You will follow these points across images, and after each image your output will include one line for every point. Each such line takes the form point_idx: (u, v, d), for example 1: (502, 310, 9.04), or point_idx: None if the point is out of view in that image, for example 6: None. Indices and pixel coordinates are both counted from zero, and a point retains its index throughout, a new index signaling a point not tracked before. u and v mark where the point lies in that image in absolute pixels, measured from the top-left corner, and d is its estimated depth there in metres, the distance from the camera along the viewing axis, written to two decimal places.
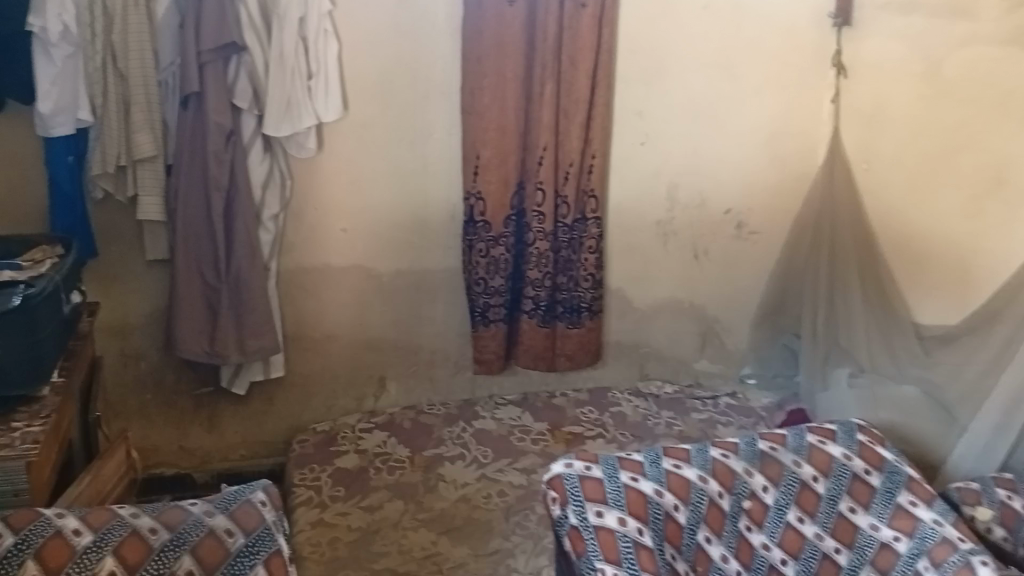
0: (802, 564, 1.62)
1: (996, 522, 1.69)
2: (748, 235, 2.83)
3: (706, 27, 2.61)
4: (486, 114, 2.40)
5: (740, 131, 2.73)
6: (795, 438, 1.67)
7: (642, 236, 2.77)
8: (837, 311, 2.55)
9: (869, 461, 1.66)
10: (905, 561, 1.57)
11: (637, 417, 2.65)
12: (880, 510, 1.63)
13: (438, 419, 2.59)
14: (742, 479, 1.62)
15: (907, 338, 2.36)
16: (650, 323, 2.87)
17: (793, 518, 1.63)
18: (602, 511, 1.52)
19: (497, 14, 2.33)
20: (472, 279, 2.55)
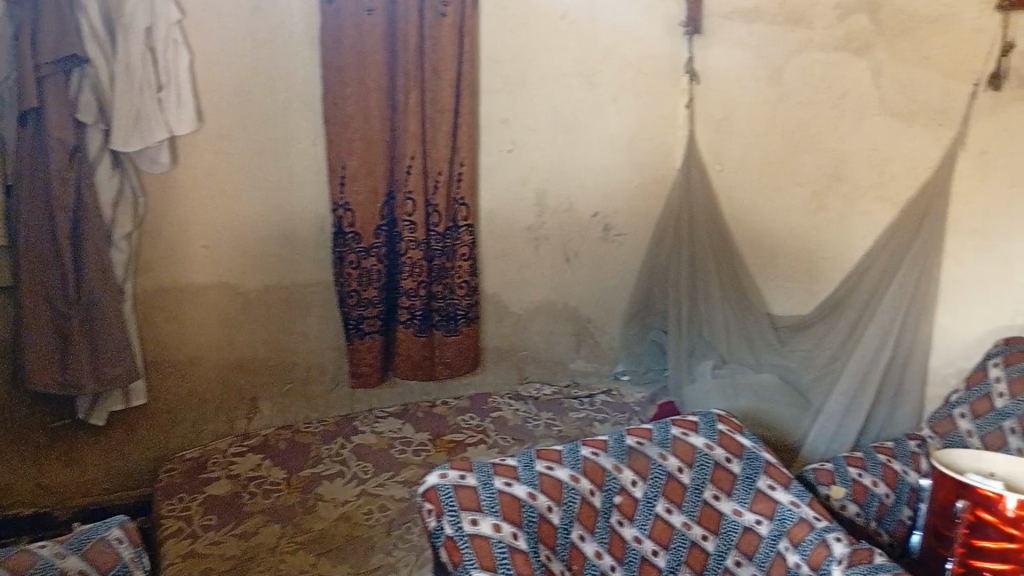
0: (672, 553, 1.68)
1: (849, 499, 1.78)
2: (615, 236, 2.93)
3: (565, 36, 2.68)
4: (350, 125, 2.36)
5: (603, 137, 2.82)
6: (660, 431, 1.73)
7: (514, 241, 2.80)
8: (699, 309, 2.64)
9: (729, 449, 1.73)
10: (767, 542, 1.65)
11: (517, 420, 2.67)
12: (742, 496, 1.70)
13: (315, 437, 2.54)
14: (612, 475, 1.66)
15: (762, 328, 2.50)
16: (527, 326, 2.91)
17: (662, 509, 1.68)
18: (477, 519, 1.52)
19: (357, 23, 2.29)
20: (345, 292, 2.50)
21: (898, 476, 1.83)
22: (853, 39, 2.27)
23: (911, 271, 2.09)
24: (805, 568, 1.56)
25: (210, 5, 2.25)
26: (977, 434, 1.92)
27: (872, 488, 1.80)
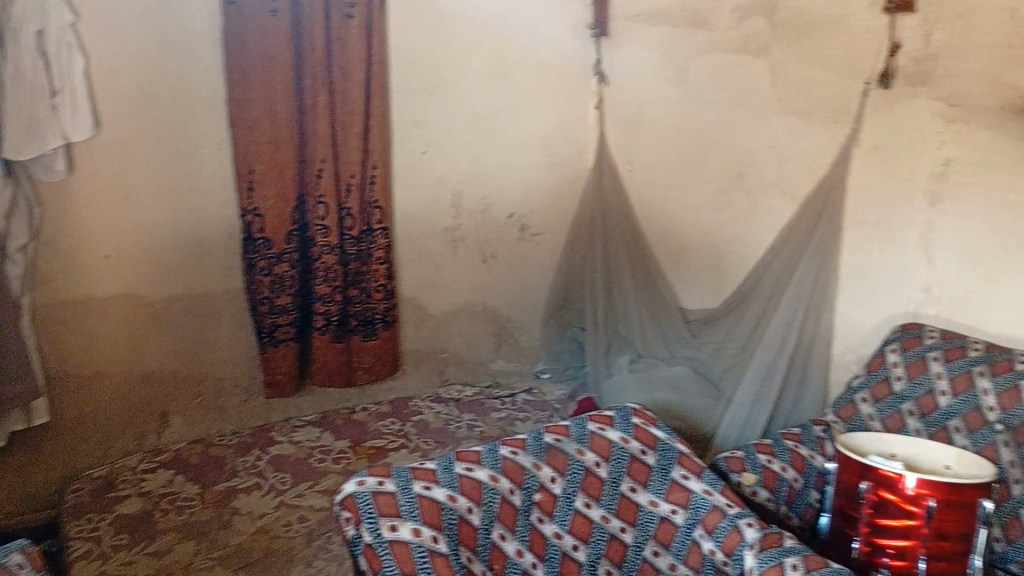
0: (592, 547, 1.70)
1: (759, 485, 1.82)
2: (532, 237, 2.96)
3: (475, 38, 2.69)
4: (257, 127, 2.29)
5: (517, 137, 2.84)
6: (577, 427, 1.74)
7: (431, 243, 2.79)
8: (615, 307, 2.68)
9: (644, 441, 1.76)
10: (683, 531, 1.68)
11: (439, 423, 2.65)
12: (658, 486, 1.73)
13: (230, 450, 2.47)
14: (531, 472, 1.67)
15: (674, 322, 2.58)
16: (446, 328, 2.90)
17: (580, 504, 1.70)
18: (396, 525, 1.50)
19: (261, 25, 2.24)
20: (257, 300, 2.43)
21: (805, 461, 1.91)
22: (751, 41, 2.43)
23: (811, 267, 2.20)
24: (719, 554, 1.61)
25: (106, 7, 2.16)
26: (878, 418, 2.01)
27: (781, 473, 1.86)
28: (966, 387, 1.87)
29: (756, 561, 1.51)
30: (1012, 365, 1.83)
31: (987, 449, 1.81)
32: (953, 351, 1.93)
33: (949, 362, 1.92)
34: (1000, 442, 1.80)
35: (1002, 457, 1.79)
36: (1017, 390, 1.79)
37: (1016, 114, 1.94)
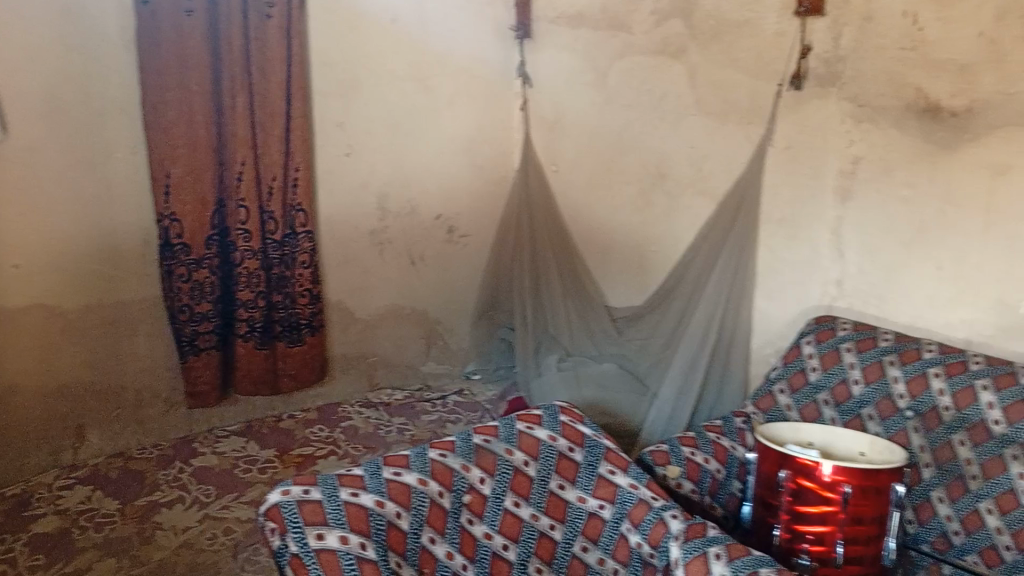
0: (522, 546, 1.69)
1: (684, 477, 1.86)
2: (459, 238, 2.96)
3: (396, 41, 2.68)
4: (173, 130, 2.22)
5: (440, 139, 2.84)
6: (506, 427, 1.75)
7: (357, 246, 2.75)
8: (543, 307, 2.70)
9: (571, 439, 1.77)
10: (611, 525, 1.70)
11: (369, 428, 2.62)
12: (586, 482, 1.74)
13: (152, 463, 2.40)
14: (460, 474, 1.66)
15: (601, 318, 2.60)
16: (374, 332, 2.86)
17: (510, 503, 1.69)
18: (323, 533, 1.46)
19: (175, 26, 2.17)
20: (176, 308, 2.35)
21: (727, 452, 1.96)
22: (670, 43, 2.48)
23: (730, 262, 2.29)
24: (646, 547, 1.62)
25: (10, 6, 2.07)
26: (796, 408, 2.07)
27: (704, 465, 1.90)
28: (877, 376, 1.95)
29: (682, 552, 1.51)
30: (920, 354, 1.91)
31: (899, 434, 1.89)
32: (864, 342, 2.01)
33: (861, 353, 2.00)
34: (910, 427, 1.88)
35: (912, 442, 1.87)
36: (925, 378, 1.88)
37: (918, 114, 2.04)
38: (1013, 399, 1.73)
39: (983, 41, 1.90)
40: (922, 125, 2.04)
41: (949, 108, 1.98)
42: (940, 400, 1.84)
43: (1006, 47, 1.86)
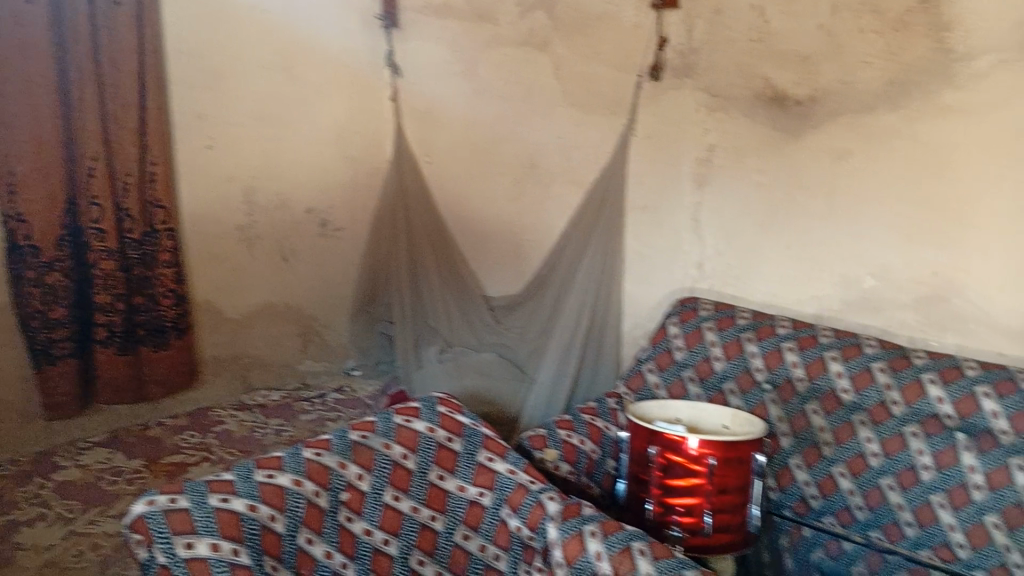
0: (403, 539, 1.66)
1: (561, 459, 1.90)
2: (333, 231, 2.91)
3: (259, 29, 2.60)
4: (15, 125, 2.06)
5: (309, 131, 2.79)
6: (383, 422, 1.70)
7: (224, 242, 2.64)
8: (422, 300, 2.66)
9: (449, 429, 1.74)
10: (491, 512, 1.68)
11: (243, 431, 2.52)
12: (465, 471, 1.72)
13: (7, 482, 2.20)
14: (337, 472, 1.60)
15: (479, 309, 2.63)
16: (247, 332, 2.77)
17: (389, 498, 1.66)
18: (192, 542, 1.39)
19: (14, 12, 2.02)
20: (26, 314, 2.19)
21: (601, 433, 2.02)
22: (535, 35, 2.59)
23: (601, 243, 2.38)
24: (525, 531, 1.61)
25: None
26: (664, 386, 2.17)
27: (580, 446, 1.95)
28: (737, 352, 2.06)
29: (559, 532, 1.53)
30: (774, 330, 2.03)
31: (759, 407, 1.99)
32: (724, 321, 2.13)
33: (721, 331, 2.11)
34: (768, 400, 1.98)
35: (771, 414, 1.97)
36: (779, 352, 1.99)
37: (766, 103, 2.19)
38: (859, 368, 1.86)
39: (823, 33, 2.04)
40: (770, 113, 2.18)
41: (795, 97, 2.12)
42: (793, 372, 1.96)
43: (843, 39, 2.00)
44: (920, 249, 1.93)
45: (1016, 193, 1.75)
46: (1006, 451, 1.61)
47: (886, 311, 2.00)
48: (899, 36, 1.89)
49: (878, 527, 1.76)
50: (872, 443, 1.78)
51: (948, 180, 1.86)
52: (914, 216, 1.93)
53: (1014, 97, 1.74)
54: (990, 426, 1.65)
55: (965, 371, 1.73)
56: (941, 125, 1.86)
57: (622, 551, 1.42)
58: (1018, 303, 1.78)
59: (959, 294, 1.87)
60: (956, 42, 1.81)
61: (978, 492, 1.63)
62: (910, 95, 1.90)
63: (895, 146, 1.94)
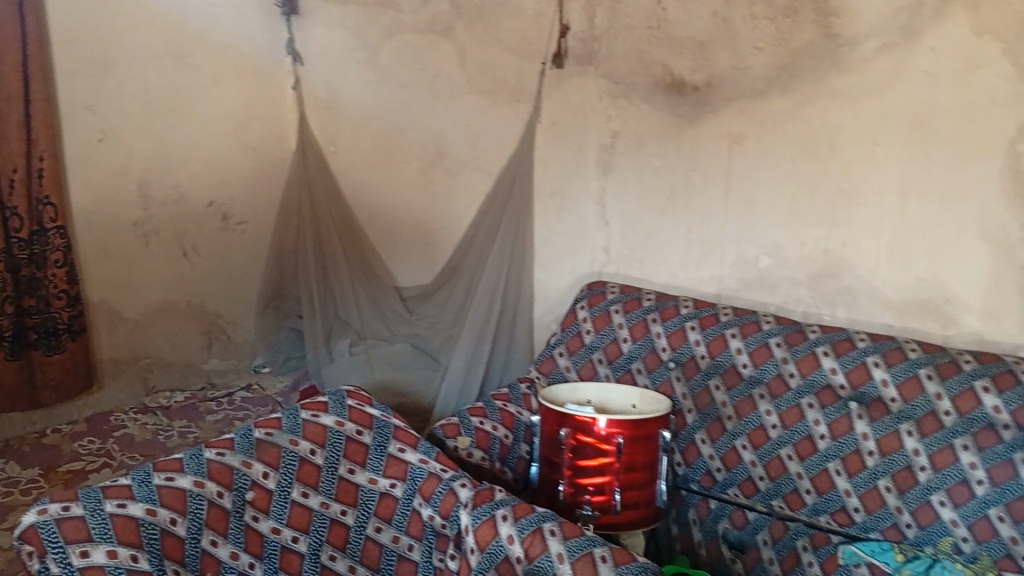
0: (313, 536, 1.64)
1: (474, 446, 1.89)
2: (236, 225, 2.83)
3: (149, 16, 2.49)
4: None
5: (207, 121, 2.70)
6: (289, 418, 1.66)
7: (119, 239, 2.53)
8: (332, 291, 2.63)
9: (358, 422, 1.72)
10: (404, 502, 1.67)
11: (146, 435, 2.41)
12: (376, 464, 1.70)
13: None
14: (241, 472, 1.56)
15: (390, 299, 2.60)
16: (146, 329, 2.66)
17: (297, 495, 1.63)
18: (87, 550, 1.33)
19: None
20: None
21: (513, 418, 2.03)
22: (437, 22, 2.57)
23: (510, 231, 2.40)
24: (438, 519, 1.61)
25: None
26: (574, 368, 2.21)
27: (493, 432, 1.96)
28: (643, 333, 2.12)
29: (471, 518, 1.53)
30: (677, 310, 2.09)
31: (664, 385, 2.05)
32: (630, 303, 2.18)
33: (627, 313, 2.17)
34: (673, 377, 2.04)
35: (676, 391, 2.03)
36: (683, 331, 2.05)
37: (664, 89, 2.24)
38: (757, 343, 1.92)
39: (718, 20, 2.10)
40: (669, 99, 2.23)
41: (692, 83, 2.18)
42: (696, 350, 2.01)
43: (737, 26, 2.06)
44: (812, 228, 2.01)
45: (901, 172, 1.85)
46: (896, 417, 1.68)
47: (781, 288, 2.09)
48: (789, 23, 1.96)
49: (779, 496, 1.82)
50: (772, 416, 1.85)
51: (836, 160, 1.94)
52: (806, 196, 2.01)
53: (896, 79, 1.82)
54: (880, 394, 1.73)
55: (856, 343, 1.80)
56: (830, 107, 1.94)
57: (533, 533, 1.43)
58: (903, 277, 1.88)
59: (850, 271, 1.96)
60: (843, 28, 1.88)
61: (871, 457, 1.69)
62: (801, 79, 1.97)
63: (787, 130, 2.02)
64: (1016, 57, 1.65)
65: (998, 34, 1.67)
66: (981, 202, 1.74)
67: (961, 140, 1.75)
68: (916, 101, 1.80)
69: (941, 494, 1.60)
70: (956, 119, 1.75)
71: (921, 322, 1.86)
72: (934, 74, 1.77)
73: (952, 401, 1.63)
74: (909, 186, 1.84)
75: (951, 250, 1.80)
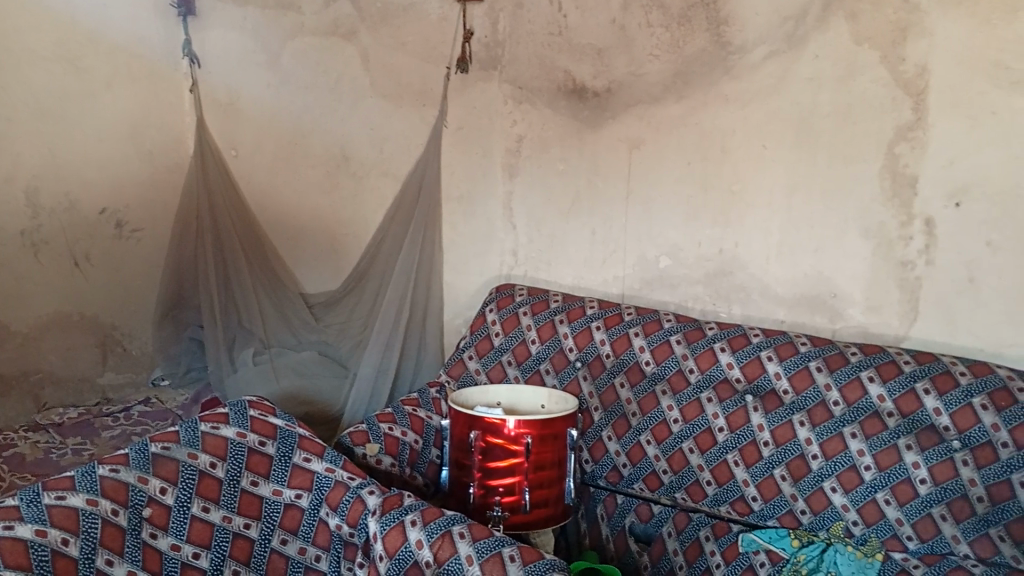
0: (214, 551, 1.59)
1: (383, 452, 1.87)
2: (130, 233, 2.71)
3: (35, 17, 2.37)
4: None
5: (99, 125, 2.59)
6: (188, 431, 1.60)
7: (5, 249, 2.40)
8: (235, 299, 2.53)
9: (261, 432, 1.69)
10: (310, 513, 1.66)
11: (37, 454, 2.25)
12: (280, 475, 1.68)
13: None
14: (137, 488, 1.50)
15: (296, 305, 2.56)
16: (36, 344, 2.52)
17: (198, 510, 1.57)
18: None
19: None
20: None
21: (423, 423, 2.03)
22: (340, 25, 2.58)
23: (417, 237, 2.43)
24: (346, 528, 1.59)
25: None
26: (483, 371, 2.23)
27: (402, 438, 1.95)
28: (551, 334, 2.16)
29: (379, 525, 1.51)
30: (583, 311, 2.15)
31: (572, 384, 2.10)
32: (538, 305, 2.23)
33: (535, 314, 2.21)
34: (580, 376, 2.09)
35: (583, 390, 2.08)
36: (588, 331, 2.11)
37: (567, 95, 2.32)
38: (659, 341, 1.99)
39: (615, 27, 2.19)
40: (571, 105, 2.31)
41: (592, 88, 2.26)
42: (602, 349, 2.07)
43: (633, 33, 2.16)
44: (707, 228, 2.09)
45: (788, 173, 1.94)
46: (789, 408, 1.76)
47: (681, 287, 2.16)
48: (683, 30, 2.06)
49: (682, 488, 1.87)
50: (673, 410, 1.91)
51: (729, 162, 2.03)
52: (700, 197, 2.09)
53: (782, 85, 1.91)
54: (773, 386, 1.80)
55: (751, 338, 1.87)
56: (721, 113, 2.02)
57: (442, 537, 1.44)
58: (792, 274, 1.96)
59: (743, 269, 2.04)
60: (733, 35, 1.98)
61: (767, 448, 1.77)
62: (694, 85, 2.06)
63: (681, 134, 2.10)
64: (891, 63, 1.75)
65: (874, 42, 1.77)
66: (863, 203, 1.83)
67: (843, 144, 1.85)
68: (800, 106, 1.90)
69: (833, 480, 1.68)
70: (839, 122, 1.85)
71: (810, 316, 1.95)
72: (817, 79, 1.86)
73: (840, 392, 1.71)
74: (795, 186, 1.93)
75: (835, 246, 1.89)
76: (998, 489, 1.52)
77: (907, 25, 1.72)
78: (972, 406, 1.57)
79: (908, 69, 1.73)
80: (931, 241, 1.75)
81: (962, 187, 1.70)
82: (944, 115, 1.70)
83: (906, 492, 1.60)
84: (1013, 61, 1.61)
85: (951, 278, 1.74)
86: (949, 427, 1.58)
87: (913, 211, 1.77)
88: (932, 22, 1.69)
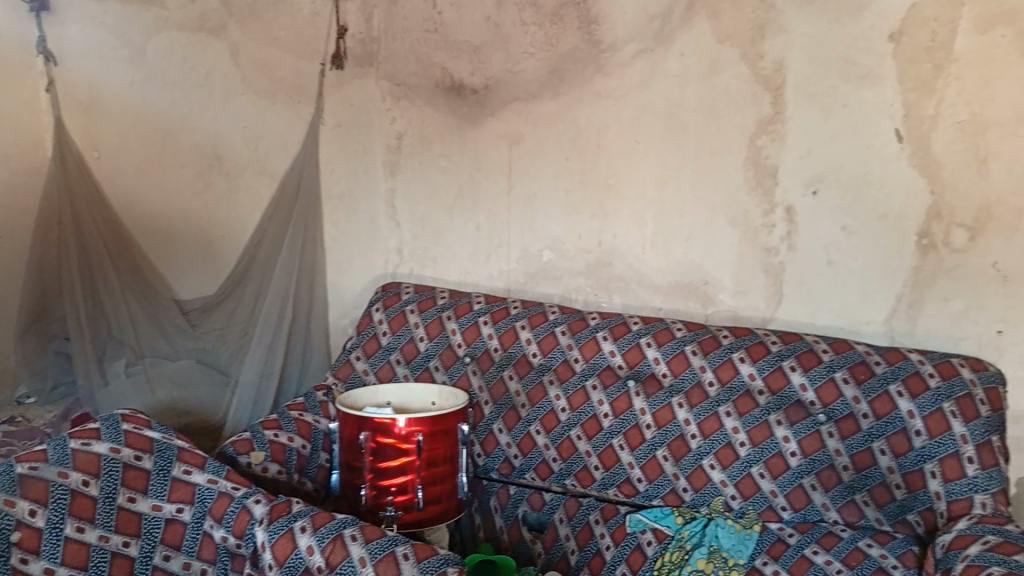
0: (92, 572, 1.50)
1: (269, 459, 1.83)
2: None
3: None
4: None
5: None
6: (56, 449, 1.52)
7: None
8: (103, 306, 2.32)
9: (136, 446, 1.61)
10: (193, 527, 1.61)
11: None
12: (159, 489, 1.60)
13: None
14: (3, 512, 1.41)
15: (170, 313, 2.42)
16: None
17: (72, 530, 1.48)
18: None
19: None
20: None
21: (311, 427, 2.00)
22: (207, 20, 2.44)
23: (298, 233, 2.43)
24: (232, 539, 1.56)
25: None
26: (372, 371, 2.21)
27: (289, 444, 1.91)
28: (438, 330, 2.17)
29: (267, 535, 1.48)
30: (470, 306, 2.16)
31: (461, 379, 2.10)
32: (425, 302, 2.23)
33: (422, 312, 2.21)
34: (469, 371, 2.10)
35: (473, 385, 2.08)
36: (476, 326, 2.12)
37: (445, 91, 2.35)
38: (545, 332, 2.03)
39: (490, 24, 2.22)
40: (450, 102, 2.34)
41: (471, 85, 2.29)
42: (489, 344, 2.09)
43: (508, 31, 2.19)
44: (585, 221, 2.15)
45: (659, 166, 2.02)
46: (668, 391, 1.83)
47: (563, 278, 2.20)
48: (556, 28, 2.10)
49: (571, 474, 1.91)
50: (561, 399, 1.95)
51: (604, 157, 2.09)
52: (579, 191, 2.14)
53: (652, 80, 1.99)
54: (653, 371, 1.87)
55: (631, 326, 1.94)
56: (595, 109, 2.08)
57: (334, 540, 1.42)
58: (666, 263, 2.04)
59: (621, 259, 2.11)
60: (604, 33, 2.03)
61: (649, 431, 1.83)
62: (569, 82, 2.11)
63: (559, 129, 2.15)
64: (751, 60, 1.85)
65: (735, 40, 1.86)
66: (729, 191, 1.93)
67: (709, 136, 1.93)
68: (669, 102, 1.98)
69: (711, 458, 1.76)
70: (705, 117, 1.93)
71: (684, 302, 2.03)
72: (683, 76, 1.94)
73: (714, 372, 1.80)
74: (665, 178, 2.01)
75: (705, 235, 1.98)
76: (862, 457, 1.64)
77: (765, 23, 1.82)
78: (835, 380, 1.68)
79: (767, 65, 1.83)
80: (792, 228, 1.87)
81: (819, 175, 1.82)
82: (802, 108, 1.81)
83: (779, 464, 1.70)
84: (860, 57, 1.74)
85: (812, 262, 1.86)
86: (814, 402, 1.69)
87: (776, 200, 1.87)
88: (787, 20, 1.79)
